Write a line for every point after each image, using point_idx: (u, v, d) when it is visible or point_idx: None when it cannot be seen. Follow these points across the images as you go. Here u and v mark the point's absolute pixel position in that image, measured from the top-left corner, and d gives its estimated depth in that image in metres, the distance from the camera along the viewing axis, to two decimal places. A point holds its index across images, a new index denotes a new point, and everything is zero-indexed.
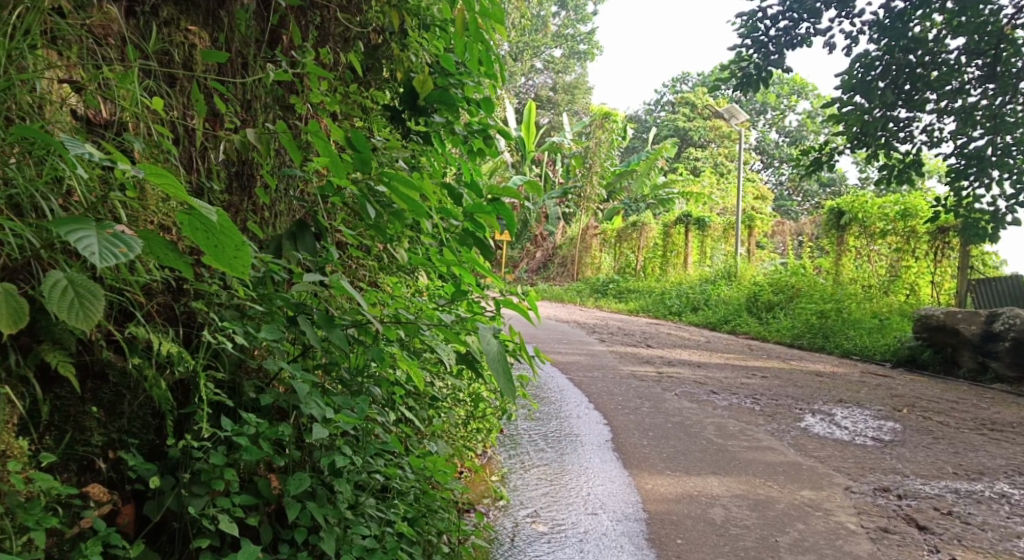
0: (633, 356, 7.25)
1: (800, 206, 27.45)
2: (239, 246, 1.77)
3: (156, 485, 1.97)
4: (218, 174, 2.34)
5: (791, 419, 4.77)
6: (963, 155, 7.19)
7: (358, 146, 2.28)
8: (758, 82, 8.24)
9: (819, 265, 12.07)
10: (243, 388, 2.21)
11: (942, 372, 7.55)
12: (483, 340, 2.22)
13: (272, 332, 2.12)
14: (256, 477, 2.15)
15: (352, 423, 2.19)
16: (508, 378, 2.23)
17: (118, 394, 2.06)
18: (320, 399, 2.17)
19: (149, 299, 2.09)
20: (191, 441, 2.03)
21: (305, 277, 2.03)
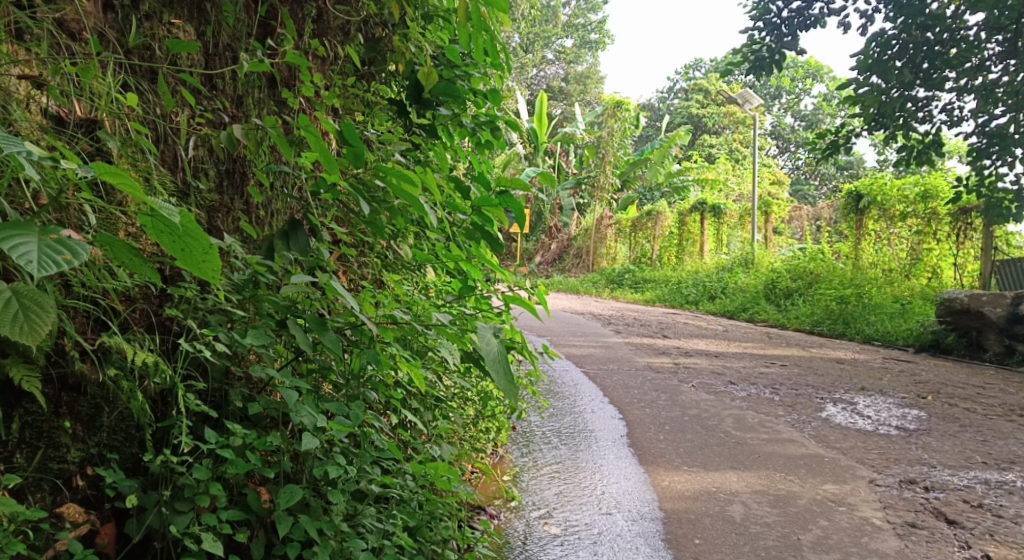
0: (650, 347, 7.15)
1: (818, 190, 27.18)
2: (207, 249, 1.69)
3: (133, 504, 1.90)
4: (206, 174, 2.30)
5: (812, 409, 4.66)
6: (985, 133, 7.05)
7: (351, 141, 2.20)
8: (771, 65, 8.11)
9: (838, 250, 11.90)
10: (230, 397, 2.14)
11: (967, 356, 7.39)
12: (484, 341, 2.15)
13: (259, 337, 2.06)
14: (246, 490, 2.09)
15: (346, 431, 2.11)
16: (510, 379, 2.15)
17: (96, 406, 2.00)
18: (312, 407, 2.10)
19: (127, 307, 2.06)
20: (171, 456, 1.96)
21: (293, 279, 1.99)
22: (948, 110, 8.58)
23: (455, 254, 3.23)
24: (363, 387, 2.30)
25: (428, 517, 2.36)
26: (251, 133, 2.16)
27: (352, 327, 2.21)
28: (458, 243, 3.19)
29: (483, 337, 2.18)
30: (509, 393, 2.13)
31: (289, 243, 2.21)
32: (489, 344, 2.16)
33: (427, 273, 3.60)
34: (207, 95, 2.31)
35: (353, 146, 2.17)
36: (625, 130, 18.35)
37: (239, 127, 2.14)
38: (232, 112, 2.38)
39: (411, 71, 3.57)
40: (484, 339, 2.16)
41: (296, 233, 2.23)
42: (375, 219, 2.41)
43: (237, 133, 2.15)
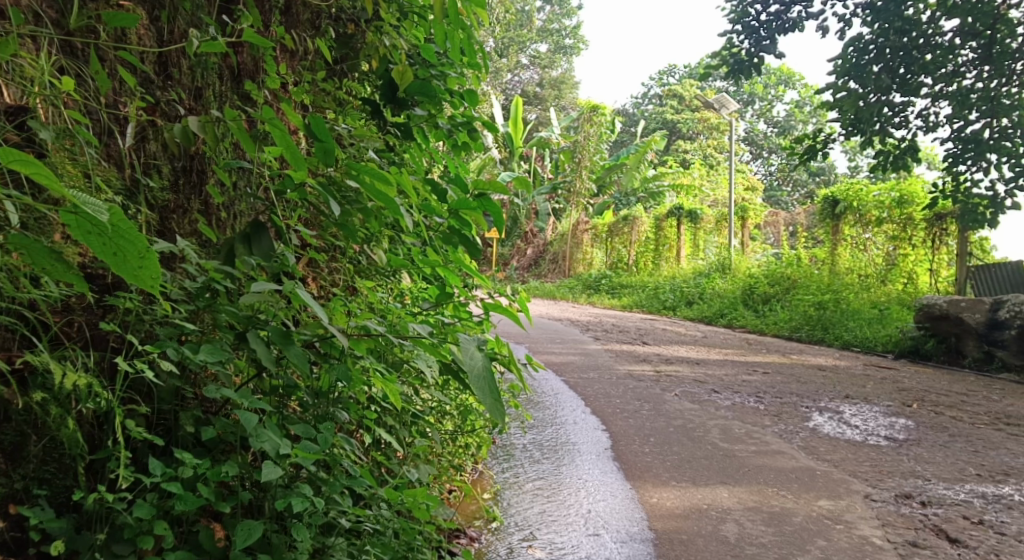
0: (629, 354, 7.01)
1: (790, 196, 27.27)
2: (143, 255, 1.52)
3: (60, 550, 1.72)
4: (159, 172, 2.14)
5: (798, 419, 4.54)
6: (960, 139, 6.84)
7: (320, 135, 2.03)
8: (750, 69, 8.02)
9: (814, 255, 11.85)
10: (180, 422, 1.97)
11: (947, 363, 7.30)
12: (468, 355, 1.98)
13: (212, 355, 1.89)
14: (196, 528, 1.93)
15: (312, 458, 1.94)
16: (496, 396, 1.97)
17: (22, 435, 1.81)
18: (274, 431, 1.93)
19: (60, 320, 1.90)
20: (106, 494, 1.79)
21: (254, 286, 1.81)
22: (924, 116, 8.55)
23: (432, 260, 3.08)
24: (333, 406, 2.14)
25: (404, 547, 2.18)
26: (207, 125, 1.98)
27: (320, 340, 2.03)
28: (435, 248, 3.05)
29: (467, 350, 2.01)
30: (495, 413, 1.95)
31: (251, 246, 2.01)
32: (474, 359, 1.99)
33: (402, 280, 3.45)
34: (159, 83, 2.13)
35: (323, 141, 2.00)
36: (601, 135, 18.27)
37: (195, 119, 1.97)
38: (189, 105, 2.21)
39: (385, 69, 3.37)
40: (468, 354, 1.99)
41: (259, 236, 2.03)
42: (346, 221, 2.25)
43: (192, 125, 1.97)
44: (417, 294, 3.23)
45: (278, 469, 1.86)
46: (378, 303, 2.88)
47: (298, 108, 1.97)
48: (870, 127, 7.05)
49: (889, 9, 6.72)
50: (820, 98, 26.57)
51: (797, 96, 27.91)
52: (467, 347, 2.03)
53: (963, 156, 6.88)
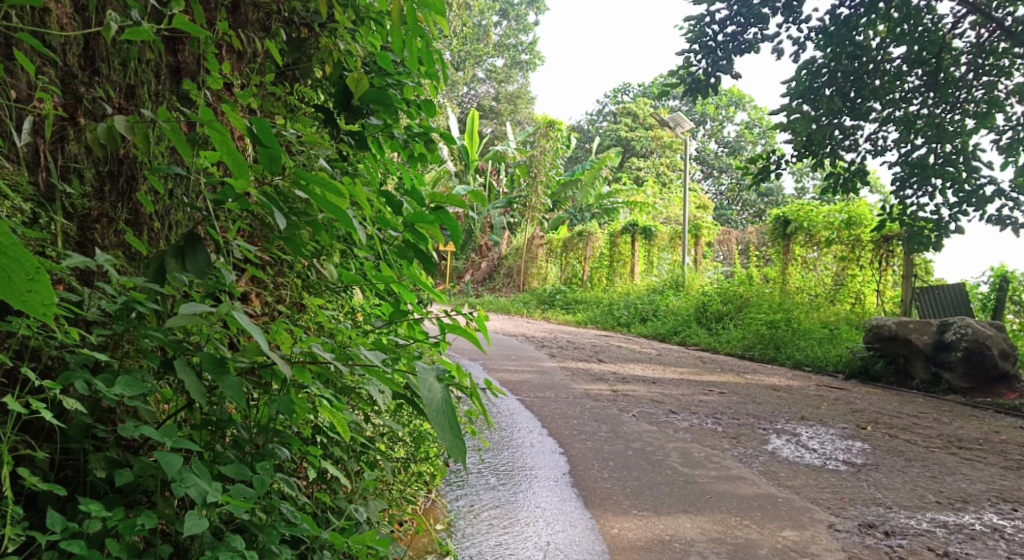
0: (585, 372, 6.90)
1: (740, 215, 27.55)
2: (35, 274, 1.46)
3: None
4: (81, 177, 1.97)
5: (756, 441, 4.47)
6: (906, 164, 6.91)
7: (264, 140, 1.86)
8: (706, 88, 8.00)
9: (765, 273, 11.89)
10: (89, 466, 1.80)
11: (895, 384, 7.26)
12: (426, 388, 1.83)
13: (129, 389, 1.76)
14: None
15: (243, 507, 1.79)
16: (456, 433, 1.81)
17: None
18: (200, 476, 1.79)
19: None
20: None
21: (182, 310, 1.65)
22: (873, 140, 8.63)
23: (385, 275, 2.95)
24: (273, 442, 1.98)
25: None
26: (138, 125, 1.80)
27: (258, 367, 1.87)
28: (388, 263, 2.92)
29: (425, 381, 1.86)
30: (454, 451, 1.79)
31: (185, 259, 1.79)
32: (433, 391, 1.84)
33: (355, 295, 3.33)
34: (86, 78, 1.97)
35: (268, 150, 1.85)
36: (557, 150, 18.23)
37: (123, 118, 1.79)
38: (119, 102, 2.04)
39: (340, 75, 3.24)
40: (426, 387, 1.84)
41: (194, 247, 1.80)
42: (291, 234, 2.12)
43: (120, 125, 1.80)
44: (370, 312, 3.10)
45: (201, 522, 1.73)
46: (328, 325, 2.75)
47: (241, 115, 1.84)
48: (822, 150, 7.06)
49: (841, 34, 6.70)
50: (770, 119, 26.92)
51: (747, 117, 28.32)
52: (425, 377, 1.88)
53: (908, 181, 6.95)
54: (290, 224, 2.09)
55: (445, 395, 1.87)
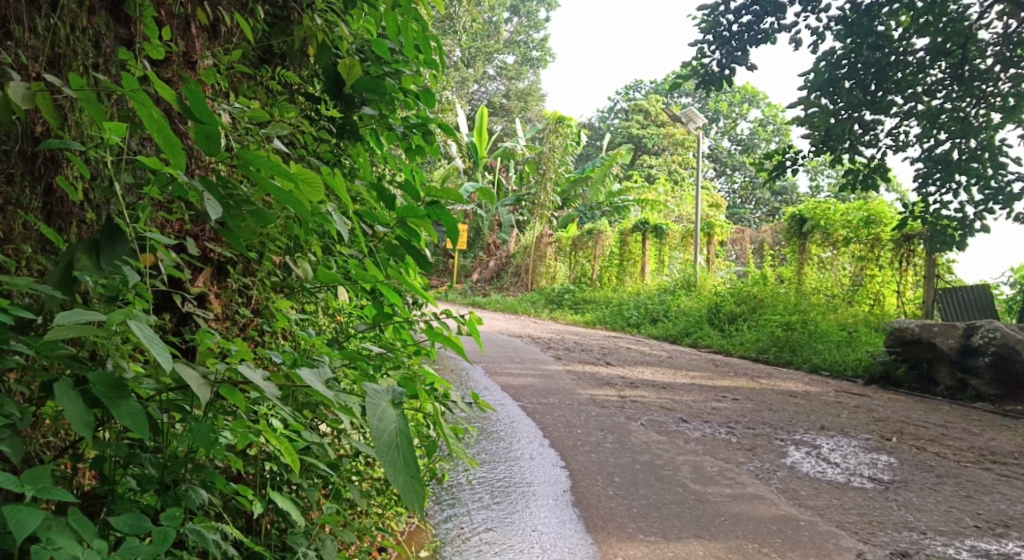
0: (592, 376, 6.60)
1: (753, 213, 27.17)
2: None
3: None
4: None
5: (774, 454, 4.16)
6: (929, 160, 6.49)
7: (201, 119, 1.60)
8: (720, 80, 7.67)
9: (780, 274, 11.56)
10: None
11: (918, 390, 6.95)
12: (376, 418, 1.58)
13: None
14: None
15: None
16: (411, 474, 1.55)
17: None
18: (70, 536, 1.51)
19: None
20: None
21: (60, 318, 1.45)
22: (892, 135, 8.30)
23: (367, 274, 2.73)
24: (181, 486, 1.75)
25: None
26: (40, 93, 1.60)
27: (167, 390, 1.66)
28: (368, 262, 2.70)
29: (377, 407, 1.61)
30: (405, 494, 1.53)
31: (100, 256, 1.59)
32: (384, 421, 1.59)
33: (337, 296, 3.09)
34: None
35: (202, 126, 1.60)
36: (567, 147, 17.93)
37: (21, 85, 1.58)
38: (36, 71, 1.86)
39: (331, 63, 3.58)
40: (377, 417, 1.58)
41: (112, 242, 1.60)
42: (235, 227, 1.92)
43: (18, 92, 1.59)
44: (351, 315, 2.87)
45: None
46: (297, 330, 2.51)
47: (167, 84, 1.60)
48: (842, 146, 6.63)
49: (862, 24, 6.23)
50: (784, 117, 26.54)
51: (761, 115, 27.99)
52: (378, 402, 1.62)
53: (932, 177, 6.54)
54: (230, 215, 1.83)
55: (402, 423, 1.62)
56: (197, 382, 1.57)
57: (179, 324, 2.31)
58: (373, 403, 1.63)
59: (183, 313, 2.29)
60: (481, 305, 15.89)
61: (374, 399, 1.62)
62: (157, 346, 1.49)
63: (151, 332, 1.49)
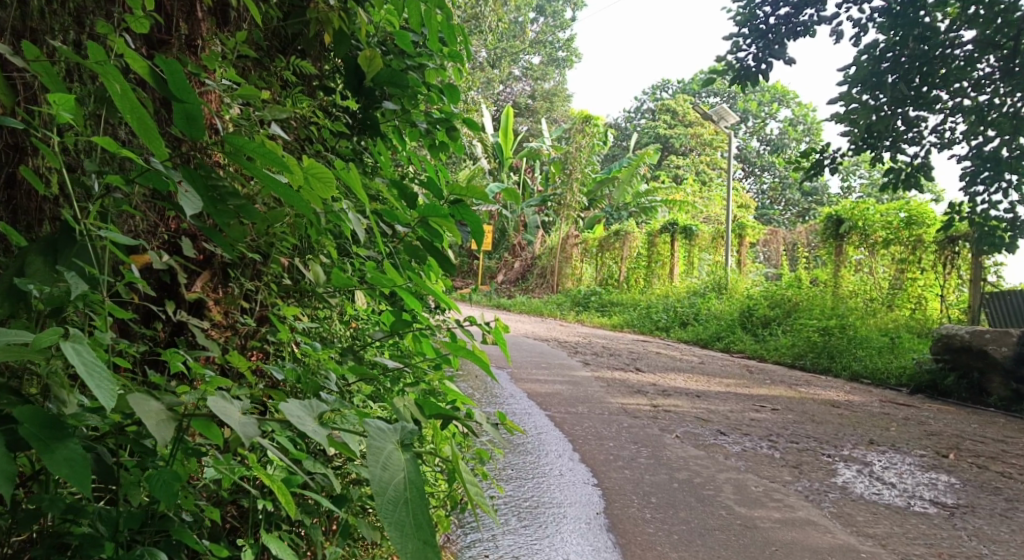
0: (622, 383, 6.32)
1: (782, 214, 26.68)
2: None
3: None
4: None
5: (823, 473, 3.87)
6: (977, 158, 5.92)
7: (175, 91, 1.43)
8: (757, 74, 7.31)
9: (815, 276, 11.20)
10: None
11: (968, 400, 6.60)
12: (381, 465, 1.44)
13: None
14: None
15: None
16: (422, 534, 1.39)
17: None
18: None
19: None
20: None
21: None
22: (938, 132, 7.96)
23: (384, 279, 2.53)
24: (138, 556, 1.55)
25: None
26: None
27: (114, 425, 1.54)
28: (387, 264, 2.52)
29: (381, 451, 1.47)
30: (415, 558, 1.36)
31: (56, 259, 1.52)
32: (390, 470, 1.45)
33: (353, 301, 2.88)
34: None
35: (182, 106, 1.42)
36: (594, 146, 17.64)
37: None
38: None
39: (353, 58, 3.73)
40: (381, 464, 1.44)
41: (70, 243, 1.54)
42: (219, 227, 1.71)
43: None
44: (368, 323, 2.66)
45: None
46: (304, 341, 2.25)
47: (138, 56, 1.43)
48: (884, 144, 6.21)
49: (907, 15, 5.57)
50: (815, 116, 26.07)
51: (790, 116, 27.69)
52: (382, 445, 1.48)
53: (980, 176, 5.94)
54: (217, 213, 1.61)
55: (411, 467, 1.48)
56: (158, 420, 1.42)
57: (174, 334, 2.05)
58: (378, 445, 1.49)
59: (179, 322, 2.05)
60: (506, 307, 15.59)
61: (378, 442, 1.48)
62: (96, 378, 1.37)
63: (89, 358, 1.38)
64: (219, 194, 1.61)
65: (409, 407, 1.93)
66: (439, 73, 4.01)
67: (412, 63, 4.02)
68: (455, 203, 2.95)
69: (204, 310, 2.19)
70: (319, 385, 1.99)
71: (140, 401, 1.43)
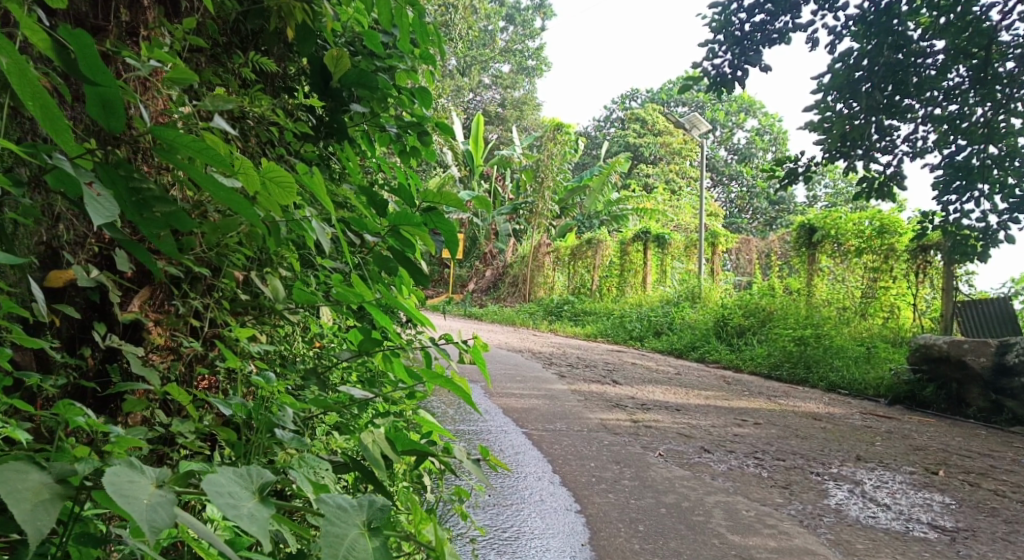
0: (600, 396, 6.12)
1: (751, 222, 26.71)
2: None
3: None
4: None
5: (815, 493, 3.70)
6: (949, 167, 5.70)
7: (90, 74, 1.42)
8: (733, 82, 7.12)
9: (787, 285, 11.08)
10: None
11: (948, 411, 6.47)
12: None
13: None
14: None
15: None
16: None
17: None
18: None
19: None
20: None
21: None
22: (911, 140, 7.88)
23: (353, 293, 2.39)
24: None
25: None
26: None
27: None
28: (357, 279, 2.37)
29: (343, 540, 1.52)
30: None
31: None
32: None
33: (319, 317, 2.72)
34: None
35: (94, 86, 1.42)
36: (565, 154, 17.45)
37: None
38: None
39: (319, 59, 3.51)
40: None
41: None
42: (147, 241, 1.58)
43: None
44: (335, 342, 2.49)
45: None
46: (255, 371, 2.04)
47: (36, 28, 1.39)
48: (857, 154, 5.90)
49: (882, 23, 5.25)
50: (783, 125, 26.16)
51: (757, 124, 27.84)
52: (344, 531, 1.53)
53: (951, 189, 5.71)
54: (140, 218, 1.50)
55: (376, 555, 1.52)
56: (35, 502, 1.38)
57: (105, 361, 1.84)
58: (339, 531, 1.53)
59: (111, 348, 1.84)
60: (477, 316, 15.35)
61: (339, 529, 1.52)
62: None
63: None
64: (142, 197, 1.51)
65: (381, 442, 1.77)
66: (410, 75, 3.80)
67: (382, 65, 3.79)
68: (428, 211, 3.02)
69: (144, 337, 1.93)
70: (275, 420, 1.81)
71: (17, 479, 1.38)
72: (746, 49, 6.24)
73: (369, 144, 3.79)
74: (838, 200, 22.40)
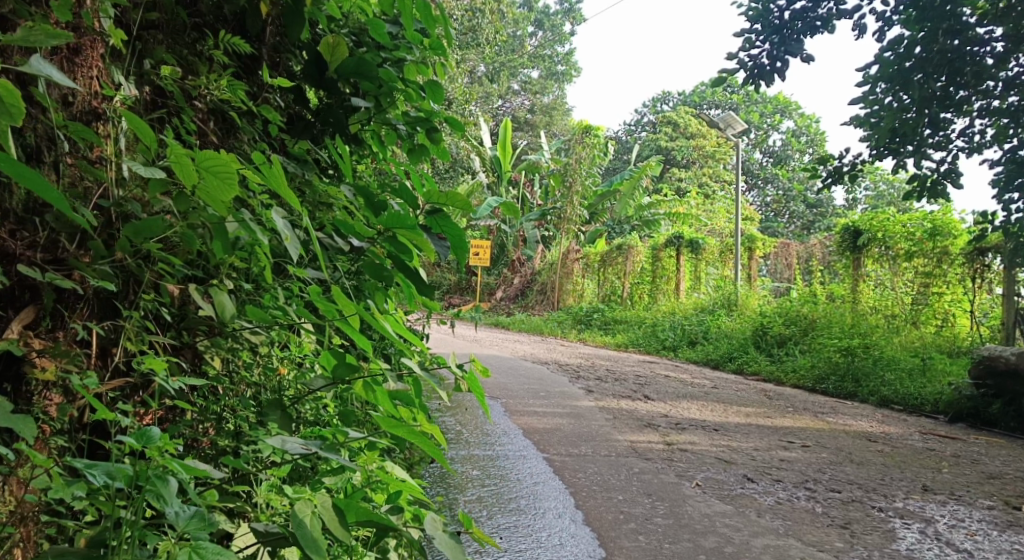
0: (630, 414, 5.63)
1: (786, 226, 25.94)
2: None
3: None
4: None
5: (881, 537, 3.20)
6: (1012, 162, 5.01)
7: None
8: (771, 74, 6.51)
9: (830, 291, 10.48)
10: None
11: (1017, 430, 5.89)
12: None
13: None
14: None
15: None
16: None
17: None
18: None
19: None
20: None
21: None
22: (966, 136, 7.30)
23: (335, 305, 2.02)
24: None
25: None
26: None
27: None
28: (337, 289, 2.01)
29: None
30: None
31: None
32: None
33: (295, 339, 2.33)
34: None
35: None
36: (594, 158, 16.85)
37: None
38: None
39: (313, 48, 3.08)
40: None
41: None
42: None
43: None
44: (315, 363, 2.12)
45: None
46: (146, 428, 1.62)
47: None
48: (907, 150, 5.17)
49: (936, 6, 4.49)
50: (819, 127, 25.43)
51: (793, 126, 27.18)
52: None
53: (1014, 185, 5.14)
54: None
55: None
56: None
57: None
58: None
59: None
60: (505, 325, 14.86)
61: None
62: None
63: None
64: None
65: (323, 512, 1.59)
66: (421, 68, 3.33)
67: (388, 57, 3.34)
68: (432, 214, 2.77)
69: (24, 374, 1.64)
70: (161, 497, 1.54)
71: None
72: (786, 38, 5.40)
73: (378, 143, 3.36)
74: (879, 203, 21.68)
